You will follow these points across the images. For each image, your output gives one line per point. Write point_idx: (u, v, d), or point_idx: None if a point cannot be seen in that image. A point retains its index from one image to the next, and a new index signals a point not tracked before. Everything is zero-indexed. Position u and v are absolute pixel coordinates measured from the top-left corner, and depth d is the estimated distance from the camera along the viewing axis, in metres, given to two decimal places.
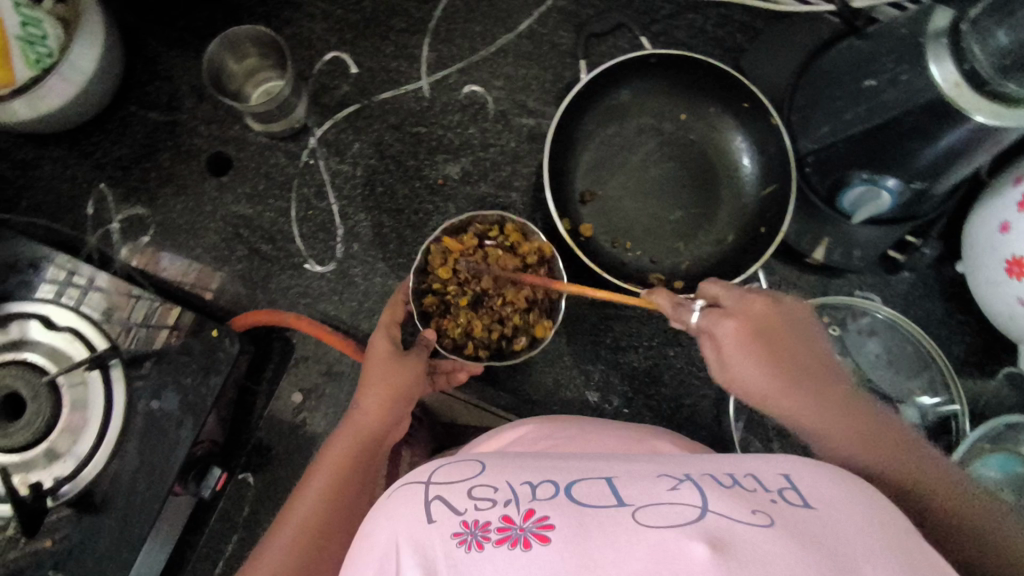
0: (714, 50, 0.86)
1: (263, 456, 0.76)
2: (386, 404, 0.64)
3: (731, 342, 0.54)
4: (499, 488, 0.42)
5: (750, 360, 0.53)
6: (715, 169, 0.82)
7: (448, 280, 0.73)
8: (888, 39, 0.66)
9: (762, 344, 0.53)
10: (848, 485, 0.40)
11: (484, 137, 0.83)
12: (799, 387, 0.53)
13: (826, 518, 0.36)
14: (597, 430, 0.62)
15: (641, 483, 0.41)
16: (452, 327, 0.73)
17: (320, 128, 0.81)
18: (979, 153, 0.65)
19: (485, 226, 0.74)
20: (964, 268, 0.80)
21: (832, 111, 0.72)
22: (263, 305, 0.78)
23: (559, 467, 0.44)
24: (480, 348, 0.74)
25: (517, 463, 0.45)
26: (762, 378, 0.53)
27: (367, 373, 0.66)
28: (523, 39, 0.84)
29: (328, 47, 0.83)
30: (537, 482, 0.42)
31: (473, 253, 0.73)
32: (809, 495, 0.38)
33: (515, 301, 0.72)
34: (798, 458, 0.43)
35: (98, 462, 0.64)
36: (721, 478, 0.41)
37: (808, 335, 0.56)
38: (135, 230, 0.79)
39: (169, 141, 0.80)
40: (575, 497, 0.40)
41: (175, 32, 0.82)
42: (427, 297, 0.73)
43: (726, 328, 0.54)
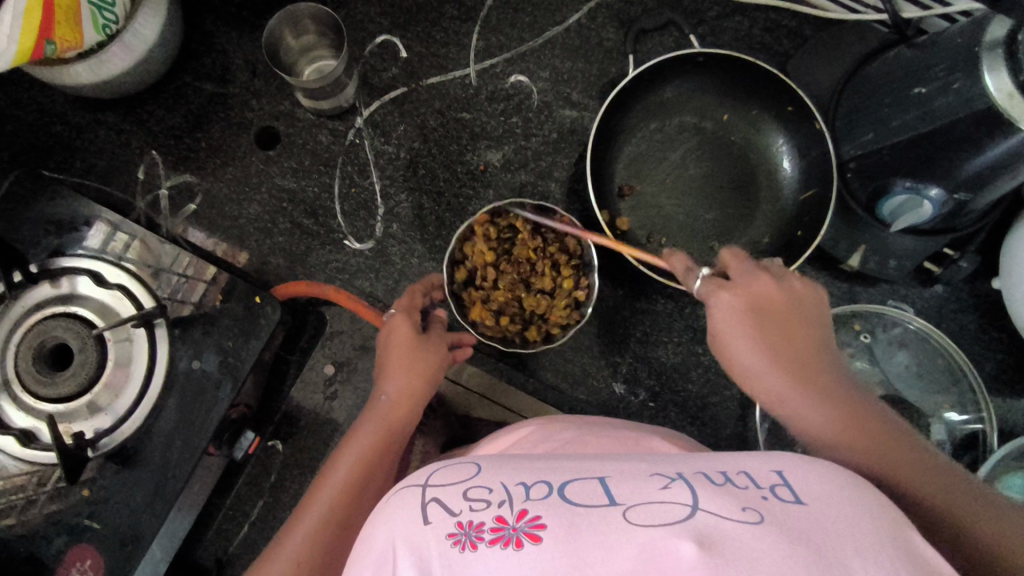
0: (760, 54, 0.87)
1: (292, 425, 0.78)
2: (409, 393, 0.64)
3: (728, 315, 0.52)
4: (493, 489, 0.42)
5: (746, 338, 0.51)
6: (754, 170, 0.82)
7: (509, 316, 0.75)
8: (941, 48, 0.67)
9: (748, 319, 0.51)
10: (847, 481, 0.39)
11: (526, 127, 0.84)
12: (793, 373, 0.48)
13: (816, 514, 0.36)
14: (599, 432, 0.62)
15: (633, 481, 0.41)
16: (558, 312, 0.75)
17: (367, 109, 0.83)
18: None
19: (458, 272, 0.75)
20: (1000, 284, 0.80)
21: (878, 118, 0.72)
22: (302, 278, 0.80)
23: (553, 468, 0.44)
24: (575, 287, 0.75)
25: (512, 465, 0.46)
26: (755, 360, 0.50)
27: (387, 363, 0.66)
28: (571, 33, 0.85)
29: (380, 30, 0.85)
30: (532, 482, 0.42)
31: (489, 288, 0.75)
32: (800, 492, 0.38)
33: (531, 250, 0.74)
34: (796, 456, 0.43)
35: (140, 415, 0.66)
36: (713, 476, 0.41)
37: (806, 321, 0.51)
38: (183, 197, 0.81)
39: (221, 113, 0.82)
40: (567, 496, 0.40)
41: (232, 8, 0.84)
42: (529, 335, 0.76)
43: (723, 300, 0.52)
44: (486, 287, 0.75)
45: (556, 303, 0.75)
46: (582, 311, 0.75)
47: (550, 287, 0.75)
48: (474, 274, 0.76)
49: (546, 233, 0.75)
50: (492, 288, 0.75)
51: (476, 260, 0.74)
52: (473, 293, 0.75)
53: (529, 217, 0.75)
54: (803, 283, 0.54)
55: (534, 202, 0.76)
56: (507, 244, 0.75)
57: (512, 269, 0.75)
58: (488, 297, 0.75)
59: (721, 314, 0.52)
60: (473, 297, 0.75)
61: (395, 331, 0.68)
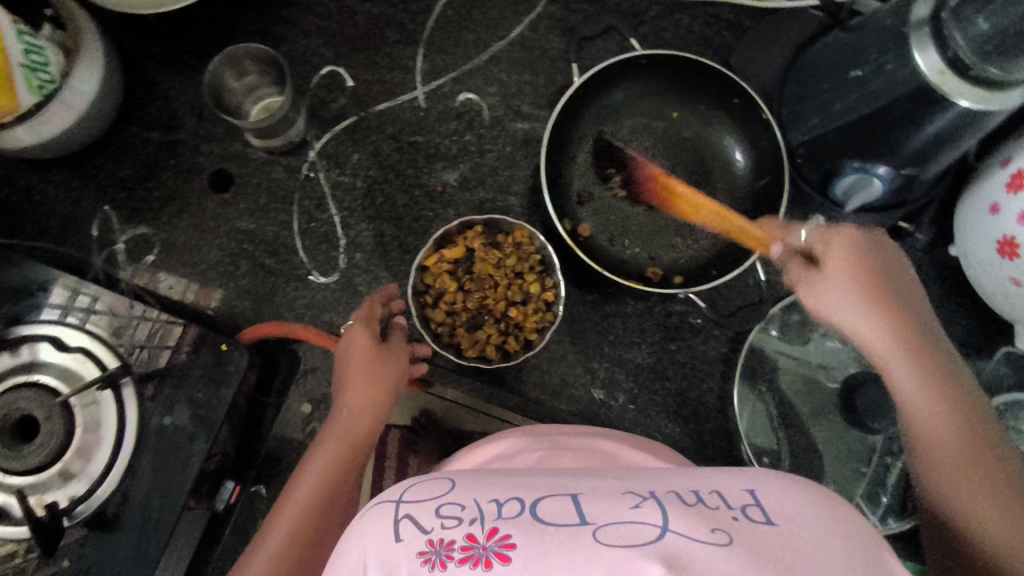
0: (703, 49, 0.88)
1: (274, 468, 0.77)
2: (370, 405, 0.65)
3: (834, 271, 0.54)
4: (465, 506, 0.45)
5: (860, 300, 0.53)
6: (708, 164, 0.83)
7: (486, 331, 0.76)
8: (873, 29, 0.68)
9: (886, 283, 0.54)
10: (804, 498, 0.43)
11: (480, 143, 0.84)
12: (914, 349, 0.51)
13: (783, 535, 0.39)
14: (577, 445, 0.65)
15: (605, 500, 0.43)
16: (532, 317, 0.76)
17: (319, 141, 0.82)
18: (967, 138, 0.66)
19: (424, 301, 0.76)
20: (957, 252, 0.82)
21: (821, 102, 0.73)
22: (270, 318, 0.79)
23: (527, 485, 0.46)
24: (539, 289, 0.76)
25: (487, 482, 0.48)
26: (871, 323, 0.52)
27: (347, 372, 0.67)
28: (515, 46, 0.86)
29: (324, 61, 0.84)
30: (504, 499, 0.45)
31: (460, 311, 0.76)
32: (770, 512, 0.41)
33: (490, 264, 0.75)
34: (763, 473, 0.46)
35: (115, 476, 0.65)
36: (685, 495, 0.43)
37: (887, 276, 0.54)
38: (140, 250, 0.79)
39: (172, 160, 0.81)
40: (539, 516, 0.42)
41: (172, 53, 0.83)
42: (510, 344, 0.76)
43: (837, 256, 0.55)
44: (455, 310, 0.76)
45: (527, 309, 0.76)
46: (555, 310, 0.76)
47: (517, 294, 0.76)
48: (442, 301, 0.76)
49: (501, 242, 0.77)
50: (461, 308, 0.76)
51: (439, 287, 0.75)
52: (443, 317, 0.76)
53: (480, 234, 0.76)
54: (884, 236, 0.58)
55: (482, 217, 0.77)
56: (467, 265, 0.77)
57: (476, 286, 0.76)
58: (459, 319, 0.76)
59: (831, 262, 0.55)
60: (444, 322, 0.76)
61: (354, 339, 0.68)
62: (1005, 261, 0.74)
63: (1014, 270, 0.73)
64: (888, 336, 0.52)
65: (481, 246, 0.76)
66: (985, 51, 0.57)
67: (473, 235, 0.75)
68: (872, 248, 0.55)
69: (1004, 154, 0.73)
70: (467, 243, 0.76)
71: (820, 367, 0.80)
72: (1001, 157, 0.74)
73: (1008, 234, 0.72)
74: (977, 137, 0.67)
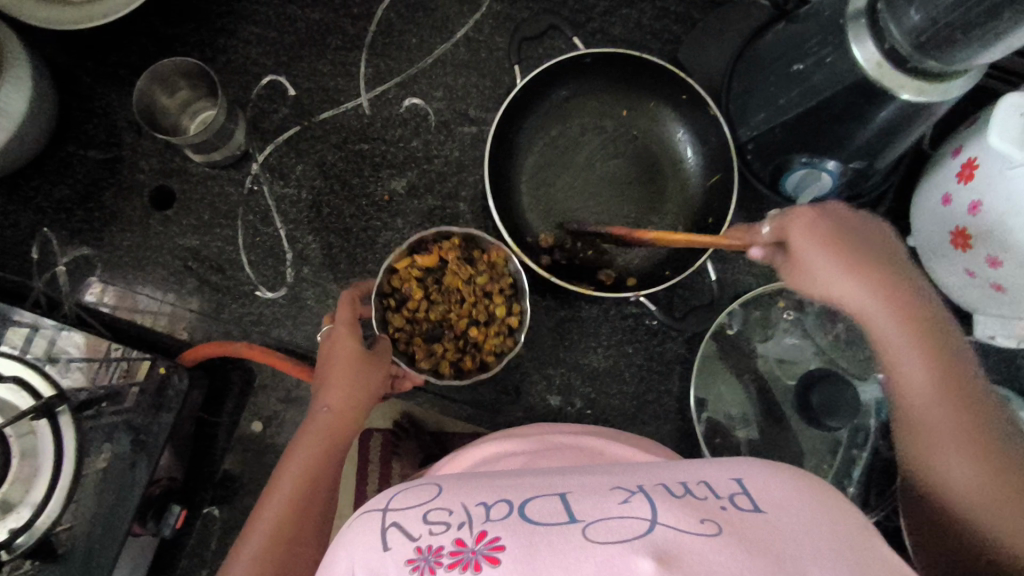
0: (653, 44, 0.86)
1: (228, 488, 0.76)
2: (346, 412, 0.61)
3: (810, 249, 0.52)
4: (453, 511, 0.44)
5: (843, 272, 0.50)
6: (660, 162, 0.82)
7: (444, 346, 0.74)
8: (814, 21, 0.66)
9: (865, 253, 0.51)
10: (797, 484, 0.43)
11: (427, 149, 0.82)
12: (909, 333, 0.49)
13: (775, 522, 0.39)
14: (560, 447, 0.64)
15: (593, 496, 0.43)
16: (492, 340, 0.74)
17: (262, 153, 0.81)
18: (916, 127, 0.64)
19: (387, 300, 0.72)
20: (913, 243, 0.81)
21: (766, 97, 0.72)
22: (218, 336, 0.78)
23: (513, 486, 0.46)
24: (505, 308, 0.74)
25: (473, 485, 0.47)
26: (862, 298, 0.50)
27: (329, 373, 0.62)
28: (460, 48, 0.84)
29: (265, 70, 0.82)
30: (492, 502, 0.44)
31: (422, 320, 0.74)
32: (760, 500, 0.41)
33: (461, 277, 0.73)
34: (758, 462, 0.46)
35: (57, 503, 0.62)
36: (673, 487, 0.43)
37: (875, 250, 0.52)
38: (82, 271, 0.78)
39: (111, 179, 0.80)
40: (527, 516, 0.42)
41: (108, 68, 0.81)
42: (463, 365, 0.74)
43: (802, 235, 0.52)
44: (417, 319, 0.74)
45: (489, 330, 0.74)
46: (516, 336, 0.74)
47: (481, 313, 0.74)
48: (405, 305, 0.73)
49: (474, 257, 0.74)
50: (422, 318, 0.74)
51: (405, 291, 0.73)
52: (402, 323, 0.73)
53: (457, 245, 0.73)
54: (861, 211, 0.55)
55: (461, 229, 0.74)
56: (437, 274, 0.74)
57: (442, 299, 0.74)
58: (419, 327, 0.74)
59: (802, 242, 0.52)
60: (403, 329, 0.73)
61: (338, 340, 0.63)
62: (957, 252, 0.72)
63: (966, 261, 0.72)
64: (875, 307, 0.50)
65: (454, 258, 0.73)
66: (920, 43, 0.55)
67: (451, 246, 0.73)
68: (845, 221, 0.53)
69: (955, 143, 0.72)
70: (442, 253, 0.73)
71: (773, 365, 0.79)
72: (952, 146, 0.73)
73: (958, 225, 0.70)
74: (926, 125, 0.65)
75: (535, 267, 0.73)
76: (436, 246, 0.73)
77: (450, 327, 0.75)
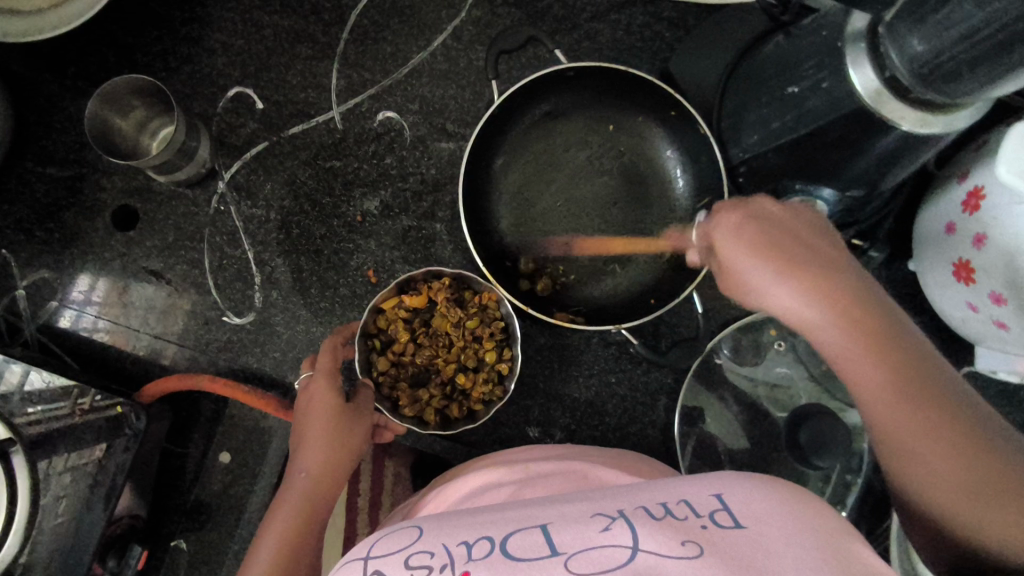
0: (643, 52, 0.81)
1: (196, 519, 0.74)
2: (328, 462, 0.59)
3: (737, 253, 0.48)
4: (435, 553, 0.42)
5: (771, 274, 0.46)
6: (648, 180, 0.77)
7: (429, 392, 0.71)
8: (810, 39, 0.61)
9: (793, 250, 0.46)
10: (779, 496, 0.40)
11: (403, 166, 0.78)
12: (846, 338, 0.43)
13: (757, 536, 0.36)
14: (551, 470, 0.60)
15: (574, 526, 0.40)
16: (480, 388, 0.70)
17: (229, 171, 0.77)
18: (921, 154, 0.59)
19: (371, 344, 0.70)
20: (916, 267, 0.76)
21: (758, 118, 0.67)
22: (184, 363, 0.76)
23: (495, 522, 0.43)
24: (495, 353, 0.71)
25: (454, 523, 0.45)
26: (794, 299, 0.44)
27: (306, 428, 0.60)
28: (437, 57, 0.79)
29: (231, 82, 0.78)
30: (474, 540, 0.41)
31: (408, 365, 0.71)
32: (740, 515, 0.39)
33: (449, 321, 0.70)
34: (737, 478, 0.43)
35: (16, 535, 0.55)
36: (653, 508, 0.41)
37: (799, 250, 0.46)
38: (43, 295, 0.76)
39: (71, 199, 0.76)
40: (508, 552, 0.39)
41: (67, 80, 0.77)
42: (449, 413, 0.70)
43: (727, 238, 0.48)
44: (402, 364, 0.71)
45: (477, 377, 0.70)
46: (505, 385, 0.70)
47: (471, 360, 0.71)
48: (391, 348, 0.71)
49: (463, 298, 0.71)
50: (408, 361, 0.71)
51: (390, 333, 0.70)
52: (388, 366, 0.70)
53: (447, 286, 0.70)
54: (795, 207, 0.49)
55: (452, 270, 0.72)
56: (426, 315, 0.71)
57: (430, 343, 0.71)
58: (405, 371, 0.71)
59: (728, 245, 0.48)
60: (388, 373, 0.70)
61: (316, 397, 0.61)
62: (960, 284, 0.68)
63: (970, 294, 0.67)
64: (803, 304, 0.44)
65: (442, 302, 0.70)
66: (923, 74, 0.50)
67: (440, 288, 0.70)
68: (767, 220, 0.48)
69: (962, 168, 0.67)
70: (432, 293, 0.70)
71: (763, 393, 0.76)
72: (959, 170, 0.68)
73: (961, 257, 0.66)
74: (932, 151, 0.60)
75: (521, 304, 0.70)
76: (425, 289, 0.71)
77: (439, 374, 0.71)
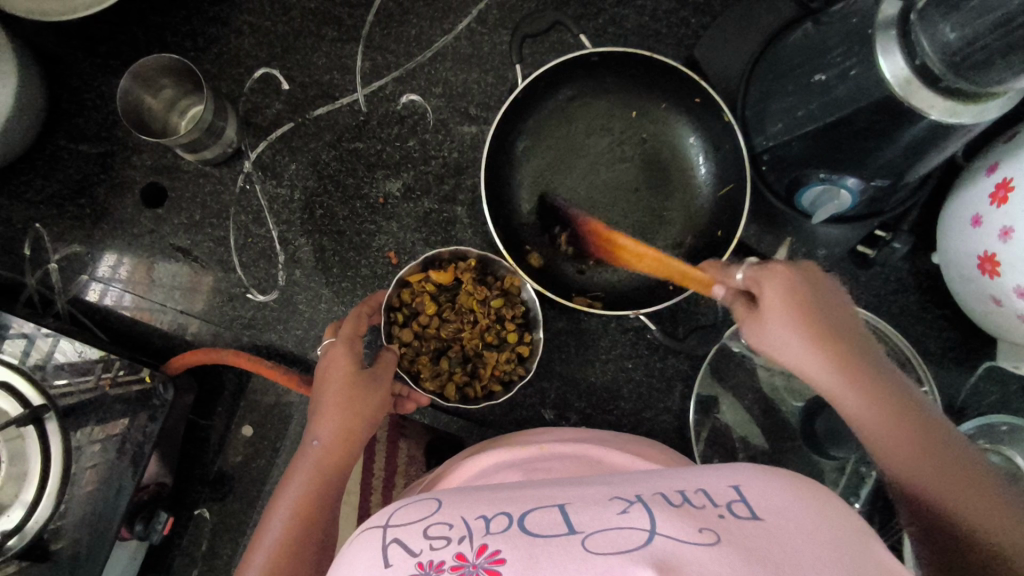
0: (667, 39, 0.81)
1: (219, 490, 0.77)
2: (343, 434, 0.59)
3: (773, 311, 0.50)
4: (453, 524, 0.43)
5: (795, 330, 0.49)
6: (670, 168, 0.77)
7: (449, 367, 0.71)
8: (840, 26, 0.60)
9: (821, 316, 0.49)
10: (796, 491, 0.41)
11: (425, 149, 0.78)
12: (846, 380, 0.47)
13: (772, 528, 0.37)
14: (566, 454, 0.61)
15: (592, 508, 0.41)
16: (501, 367, 0.71)
17: (254, 150, 0.79)
18: (951, 142, 0.58)
19: (396, 313, 0.70)
20: (940, 260, 0.75)
21: (784, 106, 0.66)
22: (209, 339, 0.78)
23: (513, 500, 0.45)
24: (515, 332, 0.71)
25: (474, 499, 0.46)
26: (808, 357, 0.48)
27: (322, 398, 0.60)
28: (462, 41, 0.79)
29: (258, 63, 0.79)
30: (492, 514, 0.43)
31: (430, 338, 0.71)
32: (756, 506, 0.39)
33: (476, 299, 0.70)
34: (753, 469, 0.44)
35: (52, 494, 0.63)
36: (671, 496, 0.42)
37: (835, 313, 0.50)
38: (74, 269, 0.78)
39: (103, 174, 0.78)
40: (527, 528, 0.41)
41: (98, 58, 0.79)
42: (466, 390, 0.71)
43: (774, 293, 0.50)
44: (425, 337, 0.71)
45: (499, 357, 0.70)
46: (526, 365, 0.71)
47: (492, 339, 0.71)
48: (415, 320, 0.71)
49: (488, 279, 0.71)
50: (431, 335, 0.71)
51: (415, 306, 0.70)
52: (410, 338, 0.70)
53: (473, 267, 0.70)
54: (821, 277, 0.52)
55: (478, 252, 0.72)
56: (451, 292, 0.72)
57: (454, 319, 0.71)
58: (426, 345, 0.71)
59: (771, 304, 0.50)
60: (410, 345, 0.71)
61: (334, 362, 0.62)
62: (984, 278, 0.67)
63: (993, 288, 0.66)
64: (806, 356, 0.48)
65: (469, 281, 0.70)
66: (953, 62, 0.50)
67: (468, 267, 0.70)
68: (807, 281, 0.51)
69: (991, 159, 0.66)
70: (458, 273, 0.71)
71: (781, 383, 0.76)
72: (988, 161, 0.67)
73: (987, 250, 0.65)
74: (963, 140, 0.59)
75: (542, 288, 0.71)
76: (454, 267, 0.71)
77: (459, 349, 0.71)
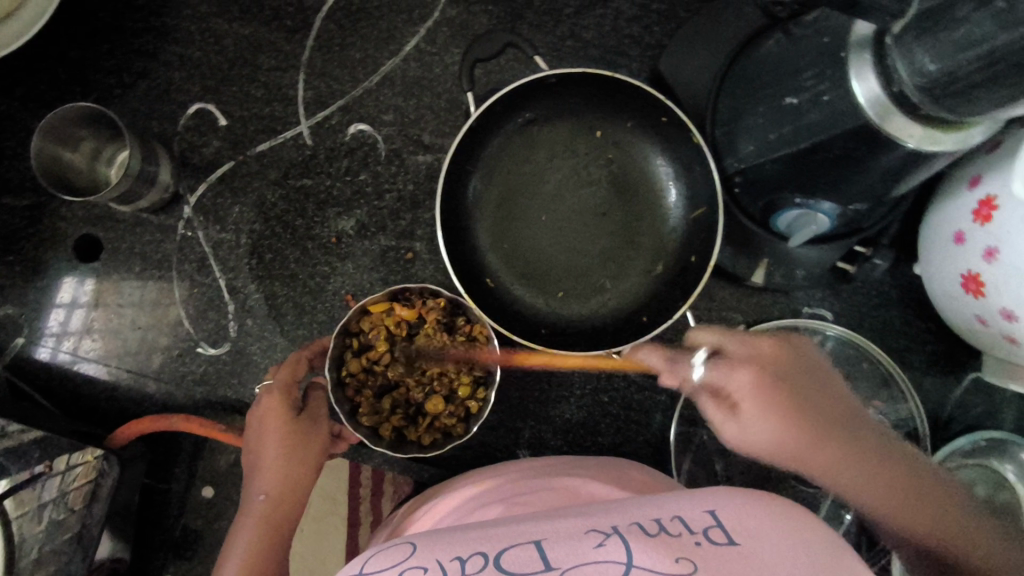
0: (630, 49, 0.76)
1: (183, 554, 0.73)
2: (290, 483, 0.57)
3: (748, 408, 0.46)
4: (427, 569, 0.38)
5: (755, 414, 0.46)
6: (639, 192, 0.73)
7: (392, 408, 0.67)
8: (809, 45, 0.56)
9: (810, 411, 0.46)
10: (778, 513, 0.38)
11: (377, 182, 0.73)
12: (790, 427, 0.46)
13: (751, 557, 0.34)
14: (543, 487, 0.57)
15: (568, 542, 0.37)
16: (443, 420, 0.67)
17: (194, 194, 0.73)
18: (938, 162, 0.54)
19: (351, 339, 0.67)
20: (922, 272, 0.72)
21: (755, 128, 0.61)
22: (160, 399, 0.73)
23: (486, 538, 0.40)
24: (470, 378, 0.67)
25: (450, 539, 0.41)
26: (780, 441, 0.46)
27: (263, 445, 0.57)
28: (411, 63, 0.74)
29: (191, 98, 0.74)
30: (467, 555, 0.38)
31: (377, 372, 0.67)
32: (732, 531, 0.36)
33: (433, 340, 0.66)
34: (733, 491, 0.41)
35: None
36: (646, 524, 0.38)
37: (818, 388, 0.48)
38: (8, 332, 0.73)
39: (30, 228, 0.73)
40: (502, 567, 0.36)
41: (15, 101, 0.73)
42: (403, 435, 0.66)
43: (745, 386, 0.47)
44: (375, 371, 0.67)
45: (445, 408, 0.66)
46: (468, 424, 0.67)
47: (436, 387, 0.67)
48: (367, 349, 0.67)
49: (450, 316, 0.67)
50: (381, 371, 0.67)
51: (370, 335, 0.66)
52: (358, 371, 0.66)
53: (442, 308, 0.66)
54: (761, 359, 0.48)
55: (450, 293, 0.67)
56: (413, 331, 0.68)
57: (404, 358, 0.67)
58: (373, 380, 0.67)
59: (744, 401, 0.47)
60: (358, 377, 0.66)
61: (268, 414, 0.58)
62: (969, 296, 0.64)
63: (979, 307, 0.63)
64: (764, 431, 0.46)
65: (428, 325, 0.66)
66: (935, 93, 0.45)
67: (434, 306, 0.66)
68: (777, 361, 0.48)
69: (972, 172, 0.62)
70: (425, 311, 0.66)
71: None
72: (969, 174, 0.62)
73: (970, 269, 0.62)
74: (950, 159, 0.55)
75: (506, 332, 0.66)
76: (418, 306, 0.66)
77: (404, 391, 0.67)
